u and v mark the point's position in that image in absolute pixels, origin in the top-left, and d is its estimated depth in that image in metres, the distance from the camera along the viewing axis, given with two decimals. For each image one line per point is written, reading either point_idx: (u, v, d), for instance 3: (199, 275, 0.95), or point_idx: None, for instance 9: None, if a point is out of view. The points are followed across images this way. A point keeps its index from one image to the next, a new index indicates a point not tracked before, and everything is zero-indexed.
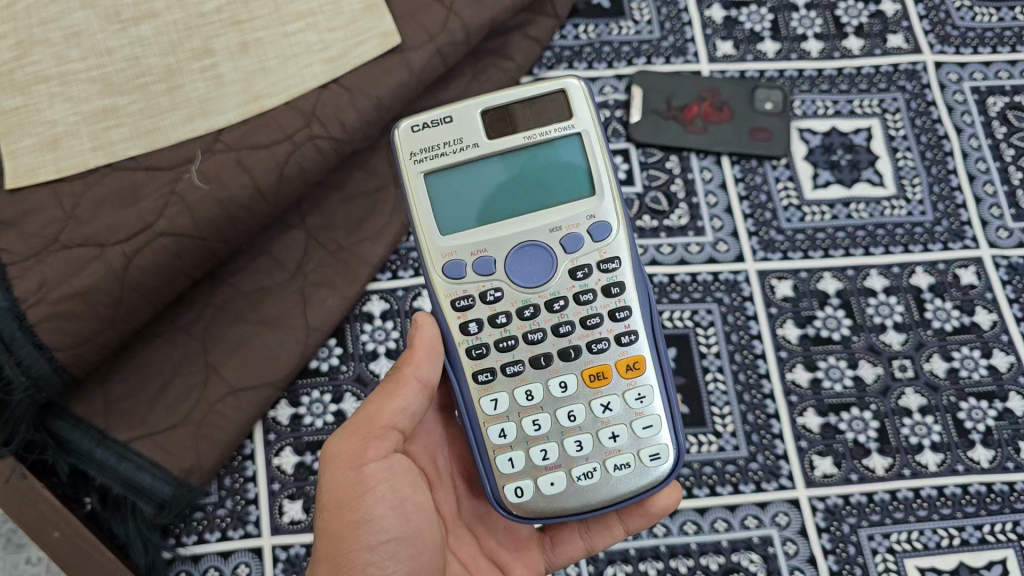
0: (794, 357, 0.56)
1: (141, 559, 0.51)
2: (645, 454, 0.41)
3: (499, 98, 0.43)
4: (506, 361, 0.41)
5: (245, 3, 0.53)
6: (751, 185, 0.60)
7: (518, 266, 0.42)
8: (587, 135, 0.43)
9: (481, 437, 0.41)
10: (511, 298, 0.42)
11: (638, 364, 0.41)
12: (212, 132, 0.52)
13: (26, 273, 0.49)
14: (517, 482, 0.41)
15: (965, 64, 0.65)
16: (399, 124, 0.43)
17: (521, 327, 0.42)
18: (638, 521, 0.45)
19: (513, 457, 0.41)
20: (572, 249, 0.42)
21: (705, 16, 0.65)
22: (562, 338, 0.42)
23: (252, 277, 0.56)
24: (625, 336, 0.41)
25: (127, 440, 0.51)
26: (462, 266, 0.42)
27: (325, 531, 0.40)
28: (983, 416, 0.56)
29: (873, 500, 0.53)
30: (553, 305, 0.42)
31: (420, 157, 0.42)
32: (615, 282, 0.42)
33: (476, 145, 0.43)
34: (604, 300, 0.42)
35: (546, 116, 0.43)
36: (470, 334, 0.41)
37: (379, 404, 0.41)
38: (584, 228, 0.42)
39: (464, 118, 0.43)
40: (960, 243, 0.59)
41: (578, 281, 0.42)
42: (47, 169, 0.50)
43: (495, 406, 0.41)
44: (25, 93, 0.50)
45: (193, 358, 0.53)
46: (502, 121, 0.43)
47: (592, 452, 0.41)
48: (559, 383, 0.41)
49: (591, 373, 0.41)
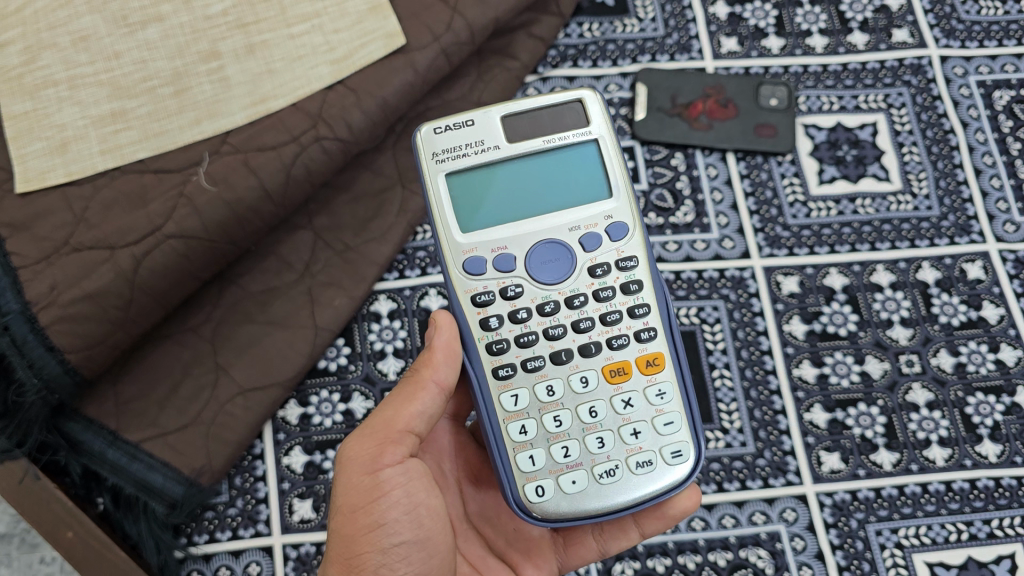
0: (801, 353, 0.56)
1: (154, 558, 0.51)
2: (667, 451, 0.41)
3: (520, 104, 0.44)
4: (527, 357, 0.41)
5: (250, 6, 0.53)
6: (756, 181, 0.61)
7: (538, 263, 0.42)
8: (604, 142, 0.44)
9: (501, 434, 0.41)
10: (531, 295, 0.42)
11: (658, 360, 0.42)
12: (219, 135, 0.52)
13: (38, 276, 0.49)
14: (538, 481, 0.40)
15: (971, 58, 0.64)
16: (421, 127, 0.44)
17: (540, 323, 0.42)
18: (655, 524, 0.45)
19: (534, 454, 0.41)
20: (590, 248, 0.43)
21: (709, 13, 0.65)
22: (582, 334, 0.42)
23: (262, 277, 0.56)
24: (645, 332, 0.42)
25: (139, 441, 0.52)
26: (482, 262, 0.42)
27: (338, 533, 0.41)
28: (991, 411, 0.56)
29: (880, 496, 0.53)
30: (573, 301, 0.42)
31: (442, 158, 0.43)
32: (633, 279, 0.42)
33: (497, 148, 0.43)
34: (623, 297, 0.42)
35: (564, 123, 0.44)
36: (490, 329, 0.42)
37: (396, 407, 0.41)
38: (602, 228, 0.43)
39: (485, 122, 0.43)
40: (967, 238, 0.59)
41: (597, 279, 0.42)
42: (57, 172, 0.51)
43: (515, 403, 0.41)
44: (35, 97, 0.51)
45: (203, 359, 0.54)
46: (522, 126, 0.44)
47: (613, 449, 0.41)
48: (580, 379, 0.41)
49: (612, 368, 0.41)
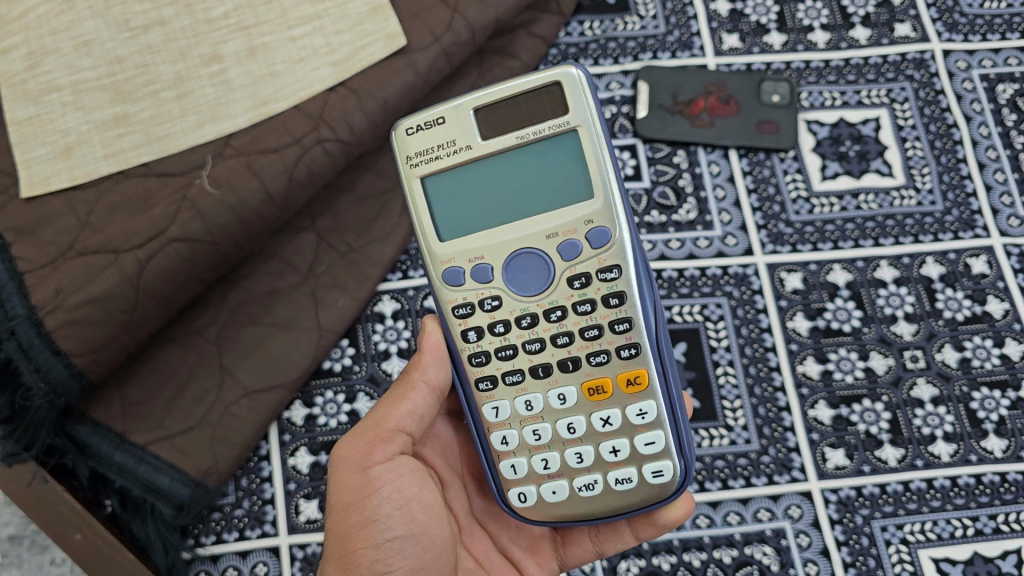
0: (805, 350, 0.56)
1: (162, 560, 0.52)
2: (647, 471, 0.40)
3: (493, 95, 0.42)
4: (507, 370, 0.41)
5: (251, 9, 0.53)
6: (759, 178, 0.60)
7: (516, 274, 0.41)
8: (583, 133, 0.41)
9: (486, 442, 0.42)
10: (509, 307, 0.42)
11: (639, 379, 0.40)
12: (222, 138, 0.53)
13: (43, 281, 0.50)
14: (521, 487, 0.42)
15: (974, 51, 0.64)
16: (395, 128, 0.43)
17: (520, 336, 0.41)
18: (648, 530, 0.45)
19: (516, 463, 0.42)
20: (569, 257, 0.41)
21: (710, 10, 0.65)
22: (561, 349, 0.41)
23: (266, 279, 0.56)
24: (626, 349, 0.40)
25: (146, 443, 0.52)
26: (460, 273, 0.42)
27: (334, 531, 0.41)
28: (996, 405, 0.55)
29: (885, 492, 0.53)
30: (551, 314, 0.41)
31: (416, 161, 0.42)
32: (614, 292, 0.41)
33: (470, 147, 0.42)
34: (603, 311, 0.41)
35: (540, 114, 0.42)
36: (470, 341, 0.42)
37: (387, 407, 0.41)
38: (582, 235, 0.41)
39: (457, 118, 0.42)
40: (971, 233, 0.59)
41: (577, 291, 0.41)
42: (61, 177, 0.51)
43: (497, 414, 0.41)
44: (39, 102, 0.51)
45: (208, 361, 0.54)
46: (496, 120, 0.42)
47: (593, 464, 0.41)
48: (558, 396, 0.41)
49: (591, 385, 0.41)
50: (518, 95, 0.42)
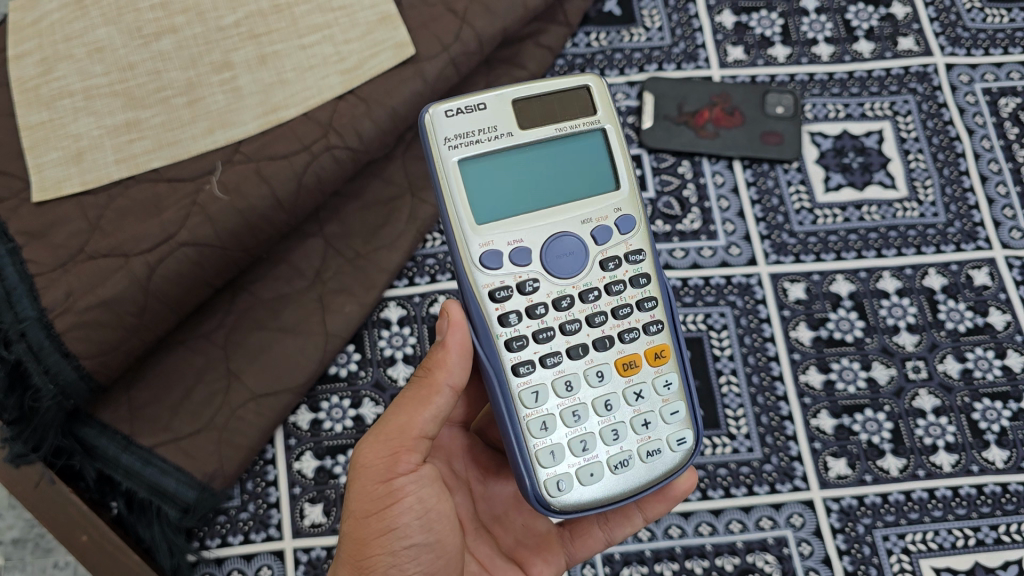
0: (808, 359, 0.57)
1: (167, 561, 0.52)
2: (673, 439, 0.42)
3: (530, 88, 0.43)
4: (544, 353, 0.41)
5: (262, 17, 0.54)
6: (763, 189, 0.61)
7: (553, 257, 0.42)
8: (610, 131, 0.44)
9: (521, 430, 0.40)
10: (547, 290, 0.42)
11: (665, 352, 0.43)
12: (231, 144, 0.53)
13: (54, 283, 0.50)
14: (559, 475, 0.40)
15: (976, 65, 0.65)
16: (430, 109, 0.42)
17: (557, 318, 0.42)
18: (658, 507, 0.46)
19: (554, 449, 0.41)
20: (602, 241, 0.43)
21: (715, 22, 0.66)
22: (596, 328, 0.42)
23: (273, 285, 0.57)
24: (653, 325, 0.43)
25: (152, 446, 0.52)
26: (499, 256, 0.41)
27: (350, 535, 0.42)
28: (998, 416, 0.56)
29: (887, 501, 0.54)
30: (587, 295, 0.42)
31: (454, 143, 0.42)
32: (641, 273, 0.43)
33: (510, 135, 0.43)
34: (632, 291, 0.43)
35: (571, 113, 0.44)
36: (508, 325, 0.41)
37: (411, 414, 0.41)
38: (612, 221, 0.43)
39: (496, 106, 0.43)
40: (973, 245, 0.60)
41: (608, 273, 0.43)
42: (72, 181, 0.52)
43: (535, 399, 0.41)
44: (51, 108, 0.52)
45: (216, 365, 0.55)
46: (532, 113, 0.43)
47: (626, 440, 0.41)
48: (596, 374, 0.42)
49: (624, 361, 0.42)
50: (553, 92, 0.44)
